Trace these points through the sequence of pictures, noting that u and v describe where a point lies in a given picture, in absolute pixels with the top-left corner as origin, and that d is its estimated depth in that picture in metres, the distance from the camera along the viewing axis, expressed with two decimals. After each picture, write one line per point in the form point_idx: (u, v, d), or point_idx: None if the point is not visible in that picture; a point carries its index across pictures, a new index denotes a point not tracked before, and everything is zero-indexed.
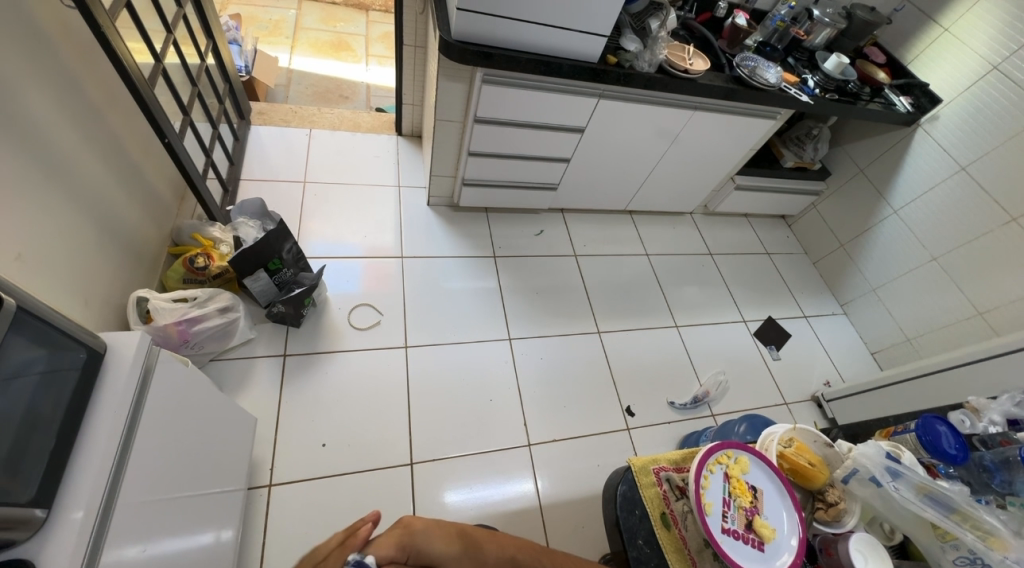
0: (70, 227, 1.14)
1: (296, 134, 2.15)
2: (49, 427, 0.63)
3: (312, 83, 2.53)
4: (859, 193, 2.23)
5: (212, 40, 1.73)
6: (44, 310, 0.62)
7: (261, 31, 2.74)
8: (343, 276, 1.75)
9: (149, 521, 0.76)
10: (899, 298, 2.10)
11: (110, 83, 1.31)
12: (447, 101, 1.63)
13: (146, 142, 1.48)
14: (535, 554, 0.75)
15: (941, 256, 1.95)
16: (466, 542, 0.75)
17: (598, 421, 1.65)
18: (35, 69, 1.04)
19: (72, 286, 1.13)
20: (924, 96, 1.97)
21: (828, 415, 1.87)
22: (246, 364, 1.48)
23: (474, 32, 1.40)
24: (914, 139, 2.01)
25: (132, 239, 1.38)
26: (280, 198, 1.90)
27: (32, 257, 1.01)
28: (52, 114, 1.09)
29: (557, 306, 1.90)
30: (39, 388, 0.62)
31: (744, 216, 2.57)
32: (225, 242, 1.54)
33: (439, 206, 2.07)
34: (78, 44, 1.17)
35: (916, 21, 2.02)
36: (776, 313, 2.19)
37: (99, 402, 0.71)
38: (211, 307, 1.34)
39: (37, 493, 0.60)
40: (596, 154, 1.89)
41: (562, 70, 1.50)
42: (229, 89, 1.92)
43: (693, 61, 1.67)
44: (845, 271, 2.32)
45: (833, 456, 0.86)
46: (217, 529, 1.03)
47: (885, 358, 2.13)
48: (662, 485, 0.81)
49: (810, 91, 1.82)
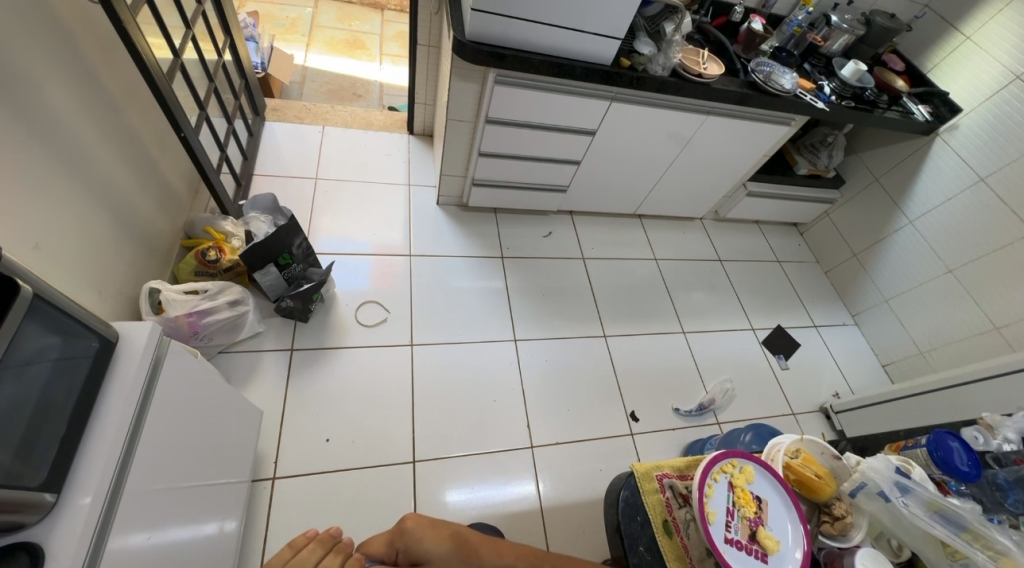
0: (86, 218, 1.16)
1: (308, 130, 2.17)
2: (60, 414, 0.64)
3: (326, 80, 2.56)
4: (874, 201, 2.20)
5: (229, 37, 1.75)
6: (59, 298, 0.63)
7: (277, 28, 2.77)
8: (352, 272, 1.76)
9: (155, 509, 0.77)
10: (911, 309, 2.06)
11: (129, 77, 1.33)
12: (459, 101, 1.63)
13: (162, 136, 1.51)
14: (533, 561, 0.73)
15: (956, 268, 1.91)
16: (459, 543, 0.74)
17: (602, 425, 1.64)
18: (56, 63, 1.06)
19: (87, 275, 1.15)
20: (944, 105, 1.93)
21: (836, 427, 1.85)
22: (254, 357, 1.49)
23: (488, 33, 1.40)
24: (931, 148, 1.98)
25: (146, 231, 1.41)
26: (292, 194, 1.92)
27: (48, 246, 1.04)
28: (72, 106, 1.11)
29: (563, 308, 1.90)
30: (52, 374, 0.63)
31: (755, 223, 2.54)
32: (236, 236, 1.56)
33: (448, 205, 2.08)
34: (99, 39, 1.20)
35: (937, 29, 1.99)
36: (785, 321, 2.16)
37: (110, 390, 0.72)
38: (220, 300, 1.35)
39: (46, 478, 0.61)
40: (606, 156, 1.89)
41: (574, 72, 1.50)
42: (245, 85, 1.94)
43: (707, 65, 1.66)
44: (856, 280, 2.29)
45: (840, 468, 0.85)
46: (221, 519, 1.04)
47: (896, 370, 2.10)
48: (665, 492, 0.81)
49: (826, 98, 1.80)
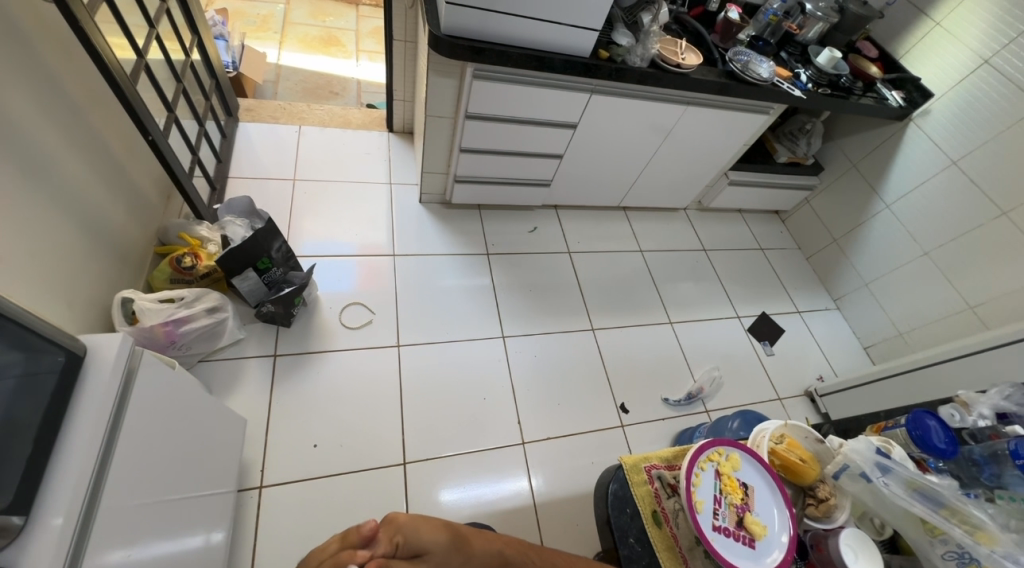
0: (51, 227, 1.11)
1: (285, 130, 2.13)
2: (26, 433, 0.62)
3: (302, 78, 2.50)
4: (852, 187, 2.24)
5: (197, 35, 1.70)
6: (18, 312, 0.60)
7: (248, 26, 2.70)
8: (335, 275, 1.73)
9: (135, 525, 0.75)
10: (890, 293, 2.11)
11: (90, 79, 1.28)
12: (438, 97, 1.61)
13: (129, 140, 1.46)
14: (523, 550, 0.72)
15: (932, 251, 1.95)
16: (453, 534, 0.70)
17: (593, 418, 1.65)
18: (11, 66, 1.01)
19: (54, 288, 1.11)
20: (916, 91, 1.97)
21: (821, 410, 1.89)
22: (237, 365, 1.46)
23: (464, 27, 1.38)
24: (905, 133, 2.01)
25: (116, 238, 1.36)
26: (270, 196, 1.88)
27: (11, 258, 0.99)
28: (29, 110, 1.06)
29: (551, 303, 1.90)
30: (17, 391, 0.61)
31: (738, 212, 2.57)
32: (212, 242, 1.52)
33: (432, 203, 2.06)
34: (56, 40, 1.15)
35: (908, 15, 2.02)
36: (770, 308, 2.19)
37: (79, 406, 0.69)
38: (198, 307, 1.32)
39: (14, 499, 0.59)
40: (589, 149, 1.88)
41: (554, 65, 1.49)
42: (216, 85, 1.88)
43: (686, 56, 1.66)
44: (837, 266, 2.33)
45: (824, 452, 0.86)
46: (207, 531, 1.02)
47: (877, 352, 2.15)
48: (653, 483, 0.81)
49: (802, 86, 1.81)
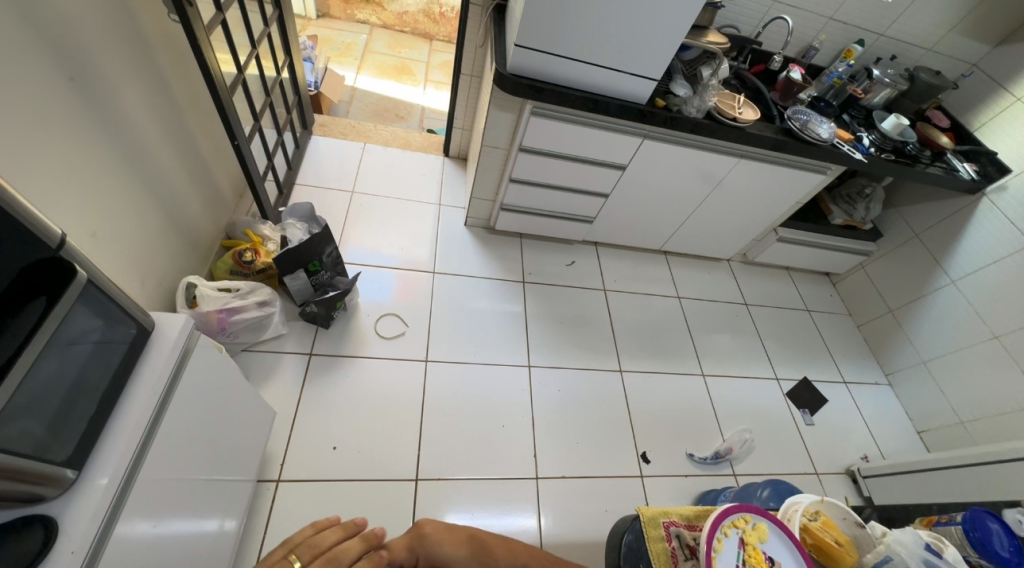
0: (141, 211, 1.24)
1: (351, 146, 2.29)
2: (93, 394, 0.68)
3: (373, 101, 2.71)
4: (913, 258, 2.12)
5: (289, 57, 1.89)
6: (108, 284, 0.67)
7: (333, 51, 2.98)
8: (377, 285, 1.81)
9: (164, 498, 0.79)
10: (951, 374, 1.95)
11: (196, 87, 1.45)
12: (496, 129, 1.70)
13: (216, 143, 1.62)
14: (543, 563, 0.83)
15: (1003, 335, 1.80)
16: (476, 546, 0.81)
17: (611, 464, 1.59)
18: (135, 73, 1.17)
19: (134, 266, 1.22)
20: (991, 164, 1.88)
21: (864, 493, 1.73)
22: (275, 358, 1.53)
23: (529, 67, 1.47)
24: (977, 208, 1.91)
25: (190, 228, 1.49)
26: (329, 204, 2.01)
27: (105, 236, 1.11)
28: (142, 110, 1.21)
29: (581, 338, 1.88)
30: (92, 354, 0.67)
31: (785, 269, 2.48)
32: (272, 240, 1.63)
33: (475, 227, 2.13)
34: (174, 52, 1.32)
35: (985, 88, 1.95)
36: (813, 374, 2.07)
37: (140, 377, 0.76)
38: (250, 299, 1.41)
39: (71, 455, 0.64)
40: (635, 192, 1.90)
41: (610, 108, 1.54)
42: (298, 101, 2.08)
43: (743, 110, 1.67)
44: (890, 338, 2.19)
45: (864, 538, 0.79)
46: (224, 516, 1.05)
47: (933, 438, 1.96)
48: (671, 541, 0.77)
49: (864, 149, 1.77)
